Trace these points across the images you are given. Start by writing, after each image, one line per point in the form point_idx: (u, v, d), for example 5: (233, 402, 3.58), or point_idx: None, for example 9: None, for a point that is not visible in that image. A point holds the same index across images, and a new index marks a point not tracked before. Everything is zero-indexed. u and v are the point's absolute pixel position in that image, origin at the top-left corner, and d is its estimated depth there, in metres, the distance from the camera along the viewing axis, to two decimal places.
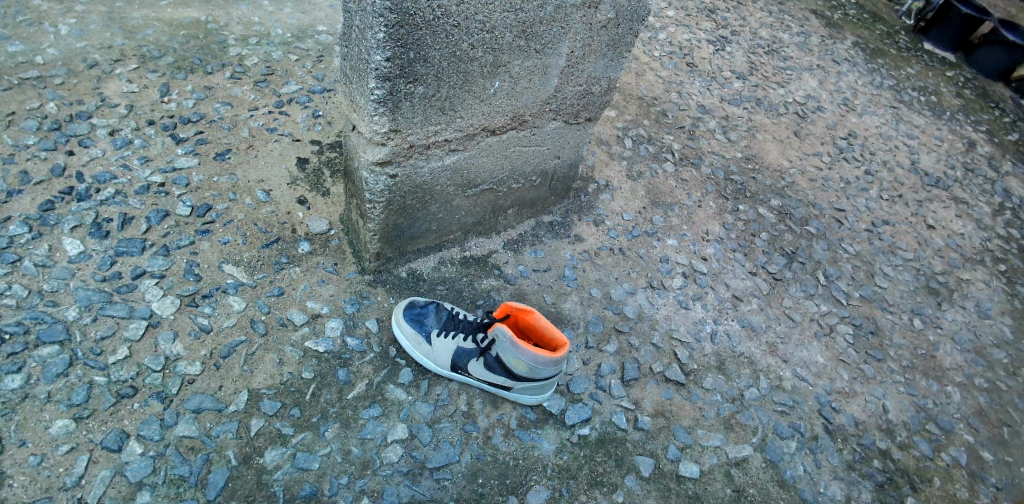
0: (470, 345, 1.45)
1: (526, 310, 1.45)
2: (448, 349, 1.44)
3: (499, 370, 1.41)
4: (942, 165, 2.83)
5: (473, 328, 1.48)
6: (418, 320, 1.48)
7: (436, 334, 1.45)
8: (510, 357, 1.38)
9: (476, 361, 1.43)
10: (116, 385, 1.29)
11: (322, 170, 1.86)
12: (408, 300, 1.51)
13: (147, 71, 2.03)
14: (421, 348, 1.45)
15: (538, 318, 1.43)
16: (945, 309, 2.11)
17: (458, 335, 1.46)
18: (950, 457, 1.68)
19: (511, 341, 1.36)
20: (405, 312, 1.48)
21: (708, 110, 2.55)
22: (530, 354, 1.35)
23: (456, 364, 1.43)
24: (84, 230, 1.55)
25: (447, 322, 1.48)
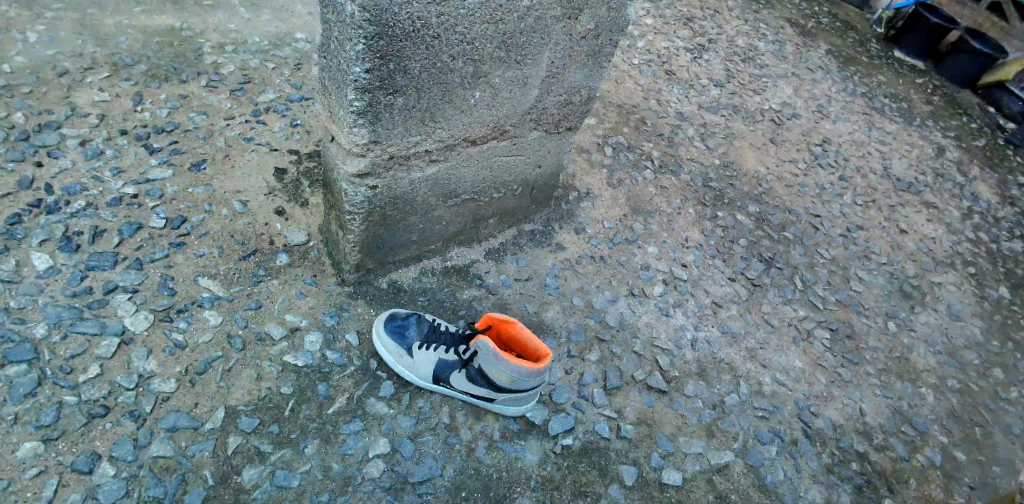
0: (452, 357, 1.44)
1: (509, 322, 1.45)
2: (430, 361, 1.42)
3: (481, 382, 1.40)
4: (913, 170, 2.89)
5: (455, 340, 1.46)
6: (400, 332, 1.46)
7: (417, 346, 1.44)
8: (493, 369, 1.37)
9: (459, 372, 1.42)
10: (87, 404, 1.25)
11: (300, 180, 1.84)
12: (389, 312, 1.49)
13: (119, 80, 1.99)
14: (404, 361, 1.43)
15: (521, 330, 1.43)
16: (918, 312, 2.16)
17: (440, 347, 1.44)
18: (926, 458, 1.71)
19: (493, 352, 1.35)
20: (386, 324, 1.47)
21: (687, 118, 2.58)
22: (513, 366, 1.34)
23: (439, 376, 1.42)
24: (54, 244, 1.51)
25: (429, 334, 1.46)
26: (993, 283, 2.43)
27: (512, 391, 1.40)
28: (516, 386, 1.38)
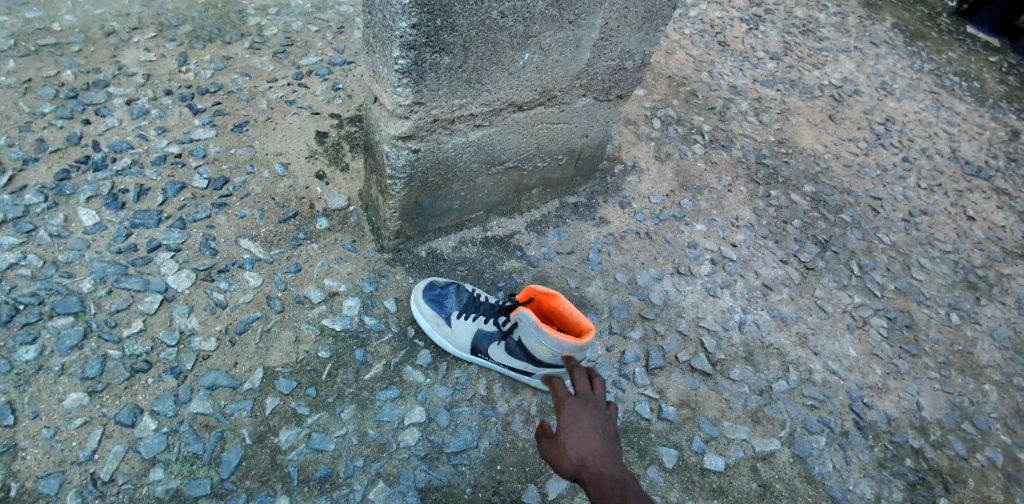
0: (491, 328, 1.40)
1: (551, 294, 1.40)
2: (469, 331, 1.40)
3: (520, 355, 1.37)
4: (984, 154, 2.70)
5: (494, 310, 1.43)
6: (438, 300, 1.44)
7: (456, 316, 1.41)
8: (533, 342, 1.33)
9: (498, 344, 1.39)
10: (130, 359, 1.27)
11: (341, 144, 1.81)
12: (428, 281, 1.47)
13: (165, 40, 1.98)
14: (442, 330, 1.41)
15: (563, 303, 1.38)
16: (984, 304, 2.02)
17: (479, 317, 1.42)
18: (986, 459, 1.61)
19: (534, 324, 1.31)
20: (425, 292, 1.44)
21: (740, 92, 2.45)
22: (555, 340, 1.30)
23: (477, 347, 1.39)
24: (100, 201, 1.52)
25: (468, 304, 1.44)
26: None
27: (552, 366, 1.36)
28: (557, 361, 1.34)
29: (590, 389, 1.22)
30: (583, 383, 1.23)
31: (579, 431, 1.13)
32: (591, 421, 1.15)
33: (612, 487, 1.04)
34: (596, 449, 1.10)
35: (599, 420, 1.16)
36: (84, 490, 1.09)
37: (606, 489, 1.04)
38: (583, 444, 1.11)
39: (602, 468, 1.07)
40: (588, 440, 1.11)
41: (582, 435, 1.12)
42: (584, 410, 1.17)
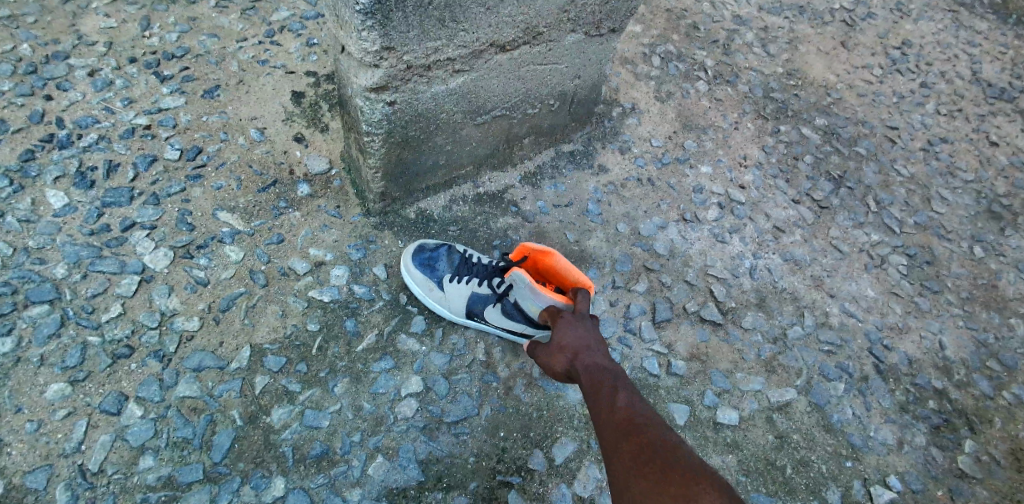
0: (485, 290, 1.33)
1: (547, 251, 1.32)
2: (462, 295, 1.33)
3: (517, 316, 1.30)
4: (1007, 75, 2.53)
5: (488, 271, 1.35)
6: (430, 264, 1.37)
7: (448, 279, 1.34)
8: (529, 303, 1.28)
9: (493, 307, 1.31)
10: (111, 345, 1.21)
11: (319, 103, 1.70)
12: (417, 243, 1.39)
13: (125, 4, 1.85)
14: (434, 294, 1.34)
15: (559, 260, 1.30)
16: (1009, 235, 1.92)
17: (472, 280, 1.34)
18: (1013, 396, 1.54)
19: (529, 284, 1.26)
20: (415, 256, 1.37)
21: (745, 22, 2.29)
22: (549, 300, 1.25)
23: (472, 310, 1.32)
24: (67, 181, 1.43)
25: (460, 266, 1.36)
26: None
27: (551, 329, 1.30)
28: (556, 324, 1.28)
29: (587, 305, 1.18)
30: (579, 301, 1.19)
31: (573, 326, 1.09)
32: (587, 323, 1.11)
33: (601, 370, 0.98)
34: (589, 343, 1.05)
35: (594, 325, 1.11)
36: (74, 482, 1.05)
37: (596, 370, 0.98)
38: (576, 338, 1.06)
39: (593, 357, 1.02)
40: (583, 334, 1.07)
41: (575, 330, 1.08)
42: (580, 317, 1.13)
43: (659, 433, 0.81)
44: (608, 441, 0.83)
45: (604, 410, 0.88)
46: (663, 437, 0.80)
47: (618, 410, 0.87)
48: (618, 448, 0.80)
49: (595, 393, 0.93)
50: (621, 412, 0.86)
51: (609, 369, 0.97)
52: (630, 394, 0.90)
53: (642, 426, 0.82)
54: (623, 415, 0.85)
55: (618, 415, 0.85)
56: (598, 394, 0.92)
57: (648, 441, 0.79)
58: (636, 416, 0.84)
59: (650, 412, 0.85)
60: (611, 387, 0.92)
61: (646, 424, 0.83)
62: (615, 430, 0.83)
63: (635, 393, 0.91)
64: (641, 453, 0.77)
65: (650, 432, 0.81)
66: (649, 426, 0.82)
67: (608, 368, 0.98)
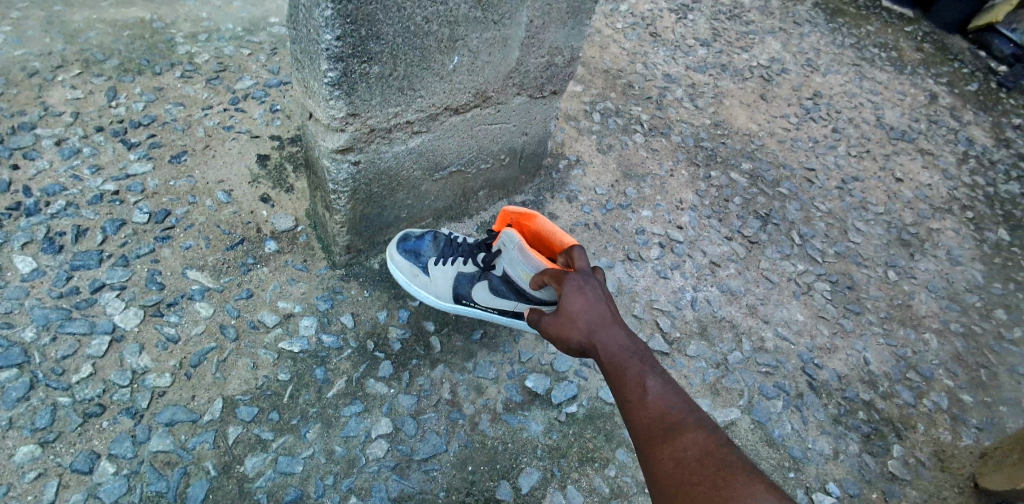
0: (469, 269, 1.46)
1: (532, 213, 1.46)
2: (448, 277, 1.45)
3: (504, 293, 1.41)
4: (906, 119, 2.86)
5: (472, 250, 1.49)
6: (416, 252, 1.52)
7: (433, 263, 1.47)
8: (518, 268, 1.38)
9: (479, 285, 1.43)
10: (82, 404, 1.23)
11: (284, 165, 1.80)
12: (403, 234, 1.54)
13: (92, 76, 1.93)
14: (421, 278, 1.47)
15: (543, 221, 1.43)
16: (918, 259, 2.14)
17: (456, 260, 1.47)
18: (932, 403, 1.70)
19: (519, 245, 1.37)
20: (401, 246, 1.51)
21: (674, 79, 2.54)
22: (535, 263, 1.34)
23: (459, 293, 1.45)
24: (36, 246, 1.48)
25: (445, 250, 1.50)
26: (992, 225, 2.41)
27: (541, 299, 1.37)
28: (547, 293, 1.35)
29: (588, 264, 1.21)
30: (579, 259, 1.23)
31: (580, 301, 1.11)
32: (592, 292, 1.13)
33: (618, 354, 1.01)
34: (601, 318, 1.07)
35: (601, 293, 1.13)
36: None
37: (614, 354, 1.01)
38: (587, 314, 1.09)
39: (608, 333, 1.04)
40: (592, 310, 1.09)
41: (584, 305, 1.10)
42: (583, 284, 1.15)
43: (690, 429, 0.84)
44: (643, 440, 0.87)
45: (633, 406, 0.91)
46: (696, 434, 0.83)
47: (647, 406, 0.90)
48: (653, 451, 0.85)
49: (619, 383, 0.97)
50: (650, 408, 0.89)
51: (628, 350, 1.01)
52: (657, 380, 0.93)
53: (672, 422, 0.86)
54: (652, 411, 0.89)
55: (647, 413, 0.89)
56: (622, 385, 0.96)
57: (684, 444, 0.83)
58: (665, 412, 0.88)
59: (680, 400, 0.88)
60: (634, 376, 0.95)
61: (675, 420, 0.86)
62: (649, 430, 0.87)
63: (660, 377, 0.94)
64: (677, 458, 0.82)
65: (686, 433, 0.84)
66: (680, 421, 0.86)
67: (626, 351, 1.01)
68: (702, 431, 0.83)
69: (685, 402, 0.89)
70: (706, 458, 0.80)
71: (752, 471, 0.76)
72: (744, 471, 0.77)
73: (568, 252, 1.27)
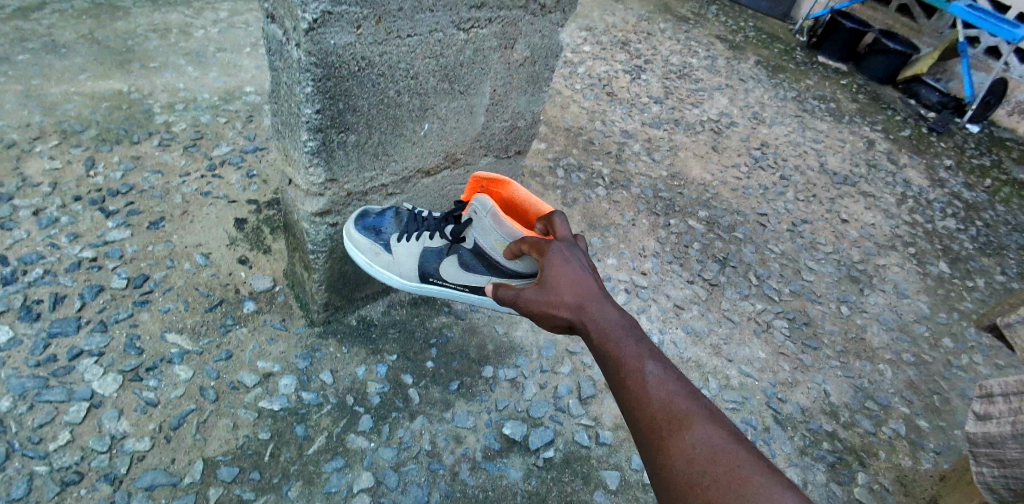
0: (437, 244, 1.42)
1: (505, 181, 1.42)
2: (414, 255, 1.42)
3: (475, 267, 1.38)
4: (848, 164, 3.08)
5: (439, 223, 1.43)
6: (376, 228, 1.42)
7: (396, 240, 1.42)
8: (491, 236, 1.33)
9: (448, 262, 1.41)
10: (59, 472, 1.23)
11: (262, 228, 1.86)
12: (361, 210, 1.43)
13: (70, 147, 1.98)
14: (383, 257, 1.41)
15: (517, 189, 1.40)
16: (868, 294, 2.28)
17: (422, 235, 1.43)
18: (891, 430, 1.79)
19: (493, 212, 1.32)
20: (358, 222, 1.41)
21: (632, 135, 2.71)
22: (507, 230, 1.29)
23: (425, 272, 1.43)
24: (13, 316, 1.49)
25: (408, 225, 1.44)
26: (933, 260, 2.58)
27: (511, 272, 1.34)
28: (519, 264, 1.32)
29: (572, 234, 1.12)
30: (562, 228, 1.13)
31: (568, 273, 1.00)
32: (580, 263, 1.03)
33: (613, 331, 0.90)
34: (592, 294, 0.97)
35: (588, 265, 1.03)
36: None
37: (608, 332, 0.91)
38: (576, 288, 0.98)
39: (601, 309, 0.94)
40: (581, 285, 0.98)
41: (571, 278, 0.99)
42: (569, 256, 1.04)
43: (699, 422, 0.76)
44: (646, 431, 0.78)
45: (633, 392, 0.82)
46: (707, 428, 0.75)
47: (651, 394, 0.80)
48: (657, 445, 0.76)
49: (615, 366, 0.87)
50: (654, 396, 0.80)
51: (624, 328, 0.91)
52: (658, 364, 0.84)
53: (679, 411, 0.78)
54: (655, 399, 0.79)
55: (651, 402, 0.79)
56: (619, 368, 0.86)
57: (693, 437, 0.75)
58: (671, 401, 0.79)
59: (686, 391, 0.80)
60: (635, 362, 0.85)
61: (683, 410, 0.78)
62: (654, 420, 0.78)
63: (661, 360, 0.85)
64: (687, 453, 0.73)
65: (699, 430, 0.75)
66: (689, 413, 0.77)
67: (622, 329, 0.91)
68: (713, 426, 0.76)
69: (692, 391, 0.81)
70: (719, 455, 0.72)
71: (771, 470, 0.70)
72: (761, 469, 0.70)
73: (549, 219, 1.18)
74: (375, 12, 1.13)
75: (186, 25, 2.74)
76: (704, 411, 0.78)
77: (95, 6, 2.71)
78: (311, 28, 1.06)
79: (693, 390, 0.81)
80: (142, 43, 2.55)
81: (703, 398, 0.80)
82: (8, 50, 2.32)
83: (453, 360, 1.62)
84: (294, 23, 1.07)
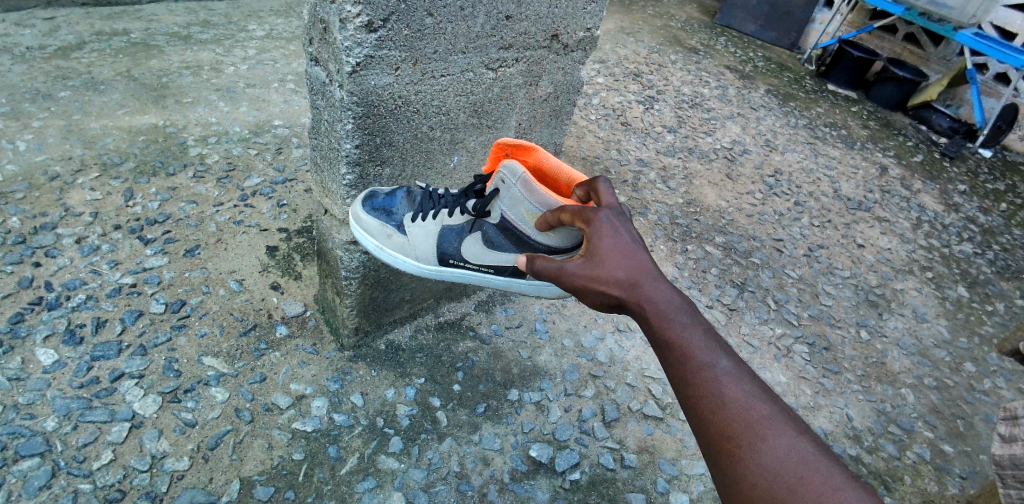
0: (456, 222, 1.35)
1: (532, 147, 1.35)
2: (431, 235, 1.35)
3: (501, 244, 1.32)
4: (862, 190, 3.11)
5: (457, 200, 1.37)
6: (387, 209, 1.34)
7: (410, 221, 1.34)
8: (521, 207, 1.28)
9: (470, 240, 1.34)
10: (103, 491, 1.27)
11: (292, 255, 1.92)
12: (368, 190, 1.36)
13: (110, 178, 2.08)
14: (396, 239, 1.34)
15: (546, 155, 1.33)
16: (886, 318, 2.29)
17: (438, 213, 1.36)
18: (916, 455, 1.79)
19: (524, 179, 1.26)
20: (366, 203, 1.33)
21: (647, 163, 2.77)
22: (541, 199, 1.24)
23: (444, 253, 1.35)
24: (58, 339, 1.55)
25: (423, 204, 1.36)
26: (951, 284, 2.59)
27: (542, 246, 1.29)
28: (551, 237, 1.27)
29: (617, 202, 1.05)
30: (607, 195, 1.07)
31: (618, 250, 0.94)
32: (628, 235, 0.97)
33: (672, 316, 0.85)
34: (645, 271, 0.91)
35: (637, 237, 0.97)
36: None
37: (667, 316, 0.85)
38: (627, 264, 0.92)
39: (657, 289, 0.88)
40: (635, 262, 0.92)
41: (622, 256, 0.93)
42: (616, 226, 0.98)
43: (780, 431, 0.73)
44: (714, 434, 0.76)
45: (700, 389, 0.78)
46: (786, 436, 0.73)
47: (723, 394, 0.77)
48: (728, 451, 0.74)
49: (675, 356, 0.82)
50: (726, 400, 0.76)
51: (682, 310, 0.86)
52: (727, 357, 0.80)
53: (755, 417, 0.75)
54: (728, 400, 0.76)
55: (722, 405, 0.76)
56: (681, 360, 0.81)
57: (773, 446, 0.72)
58: (745, 404, 0.76)
59: (759, 394, 0.77)
60: (702, 355, 0.80)
61: (760, 416, 0.75)
62: (727, 425, 0.75)
63: (728, 351, 0.81)
64: (764, 463, 0.72)
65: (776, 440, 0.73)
66: (767, 419, 0.75)
67: (681, 313, 0.85)
68: (793, 432, 0.74)
69: (764, 390, 0.78)
70: (799, 465, 0.71)
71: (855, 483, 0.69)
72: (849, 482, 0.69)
73: (592, 184, 1.12)
74: (412, 55, 1.23)
75: (217, 62, 2.87)
76: (781, 415, 0.75)
77: (132, 45, 2.84)
78: (355, 71, 1.15)
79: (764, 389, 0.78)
80: (176, 79, 2.67)
81: (777, 398, 0.77)
82: (51, 87, 2.44)
83: (479, 383, 1.65)
84: (339, 66, 1.16)
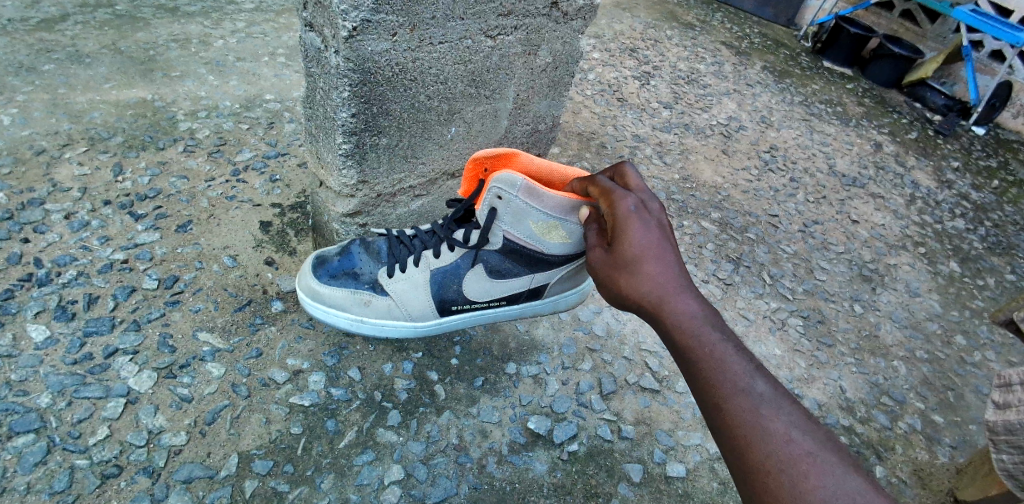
0: (445, 264, 1.39)
1: (512, 153, 1.33)
2: (420, 285, 1.39)
3: (511, 270, 1.41)
4: (856, 166, 3.11)
5: (439, 237, 1.40)
6: (352, 274, 1.39)
7: (390, 278, 1.39)
8: (528, 219, 1.32)
9: (468, 283, 1.40)
10: (100, 466, 1.26)
11: (286, 231, 1.90)
12: (318, 258, 1.41)
13: (97, 153, 2.03)
14: (377, 302, 1.39)
15: (529, 158, 1.32)
16: (879, 292, 2.31)
17: (423, 258, 1.38)
18: (908, 425, 1.81)
19: (525, 189, 1.28)
20: (325, 277, 1.38)
21: (643, 139, 2.76)
22: (550, 205, 1.29)
23: (444, 300, 1.42)
24: (49, 315, 1.53)
25: (397, 255, 1.40)
26: (943, 259, 2.61)
27: (557, 257, 1.40)
28: (564, 246, 1.37)
29: (649, 192, 1.10)
30: (635, 180, 1.13)
31: (647, 254, 0.98)
32: (657, 234, 1.00)
33: (701, 331, 0.89)
34: (673, 281, 0.95)
35: (667, 236, 1.00)
36: None
37: (696, 332, 0.89)
38: (653, 274, 0.96)
39: (685, 304, 0.92)
40: (662, 271, 0.96)
41: (652, 259, 0.97)
42: (644, 221, 1.02)
43: (823, 466, 0.76)
44: (749, 466, 0.79)
45: (734, 416, 0.82)
46: (829, 471, 0.76)
47: (759, 423, 0.80)
48: (767, 487, 0.77)
49: (704, 377, 0.86)
50: (763, 431, 0.79)
51: (710, 324, 0.90)
52: (762, 381, 0.84)
53: (795, 450, 0.78)
54: (765, 429, 0.80)
55: (759, 435, 0.79)
56: (712, 382, 0.85)
57: (817, 484, 0.74)
58: (782, 435, 0.79)
59: (796, 425, 0.80)
60: (737, 381, 0.84)
61: (799, 449, 0.78)
62: (763, 458, 0.78)
63: (762, 374, 0.85)
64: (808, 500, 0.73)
65: (821, 478, 0.75)
66: (808, 452, 0.77)
67: (710, 327, 0.89)
68: (836, 467, 0.76)
69: (803, 419, 0.81)
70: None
71: None
72: None
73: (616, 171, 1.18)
74: (410, 20, 1.21)
75: (206, 35, 2.80)
76: (821, 448, 0.78)
77: (117, 18, 2.77)
78: (351, 35, 1.12)
79: (803, 417, 0.82)
80: (163, 52, 2.61)
81: (816, 430, 0.80)
82: (34, 60, 2.38)
83: (477, 357, 1.65)
84: (334, 30, 1.14)
